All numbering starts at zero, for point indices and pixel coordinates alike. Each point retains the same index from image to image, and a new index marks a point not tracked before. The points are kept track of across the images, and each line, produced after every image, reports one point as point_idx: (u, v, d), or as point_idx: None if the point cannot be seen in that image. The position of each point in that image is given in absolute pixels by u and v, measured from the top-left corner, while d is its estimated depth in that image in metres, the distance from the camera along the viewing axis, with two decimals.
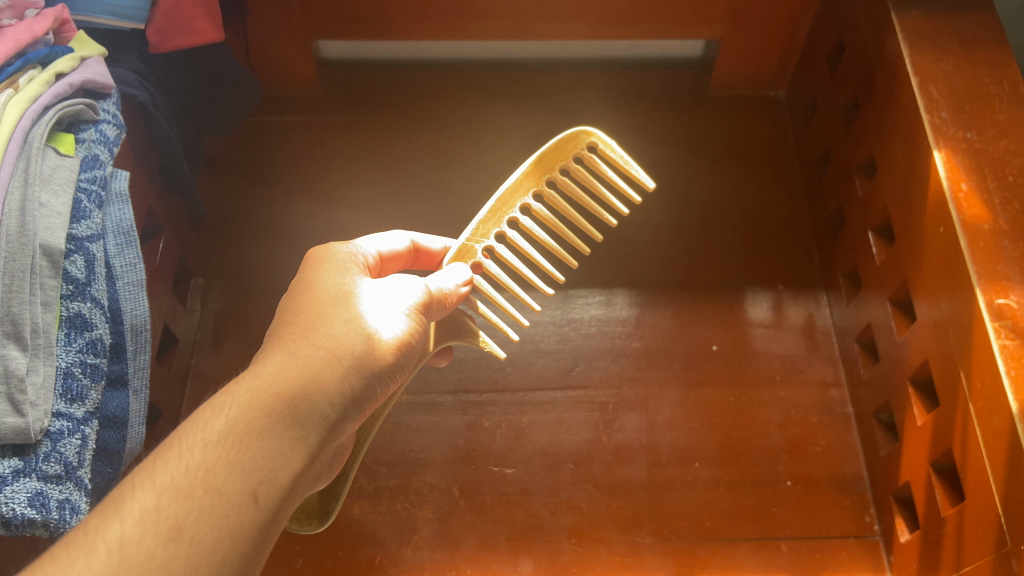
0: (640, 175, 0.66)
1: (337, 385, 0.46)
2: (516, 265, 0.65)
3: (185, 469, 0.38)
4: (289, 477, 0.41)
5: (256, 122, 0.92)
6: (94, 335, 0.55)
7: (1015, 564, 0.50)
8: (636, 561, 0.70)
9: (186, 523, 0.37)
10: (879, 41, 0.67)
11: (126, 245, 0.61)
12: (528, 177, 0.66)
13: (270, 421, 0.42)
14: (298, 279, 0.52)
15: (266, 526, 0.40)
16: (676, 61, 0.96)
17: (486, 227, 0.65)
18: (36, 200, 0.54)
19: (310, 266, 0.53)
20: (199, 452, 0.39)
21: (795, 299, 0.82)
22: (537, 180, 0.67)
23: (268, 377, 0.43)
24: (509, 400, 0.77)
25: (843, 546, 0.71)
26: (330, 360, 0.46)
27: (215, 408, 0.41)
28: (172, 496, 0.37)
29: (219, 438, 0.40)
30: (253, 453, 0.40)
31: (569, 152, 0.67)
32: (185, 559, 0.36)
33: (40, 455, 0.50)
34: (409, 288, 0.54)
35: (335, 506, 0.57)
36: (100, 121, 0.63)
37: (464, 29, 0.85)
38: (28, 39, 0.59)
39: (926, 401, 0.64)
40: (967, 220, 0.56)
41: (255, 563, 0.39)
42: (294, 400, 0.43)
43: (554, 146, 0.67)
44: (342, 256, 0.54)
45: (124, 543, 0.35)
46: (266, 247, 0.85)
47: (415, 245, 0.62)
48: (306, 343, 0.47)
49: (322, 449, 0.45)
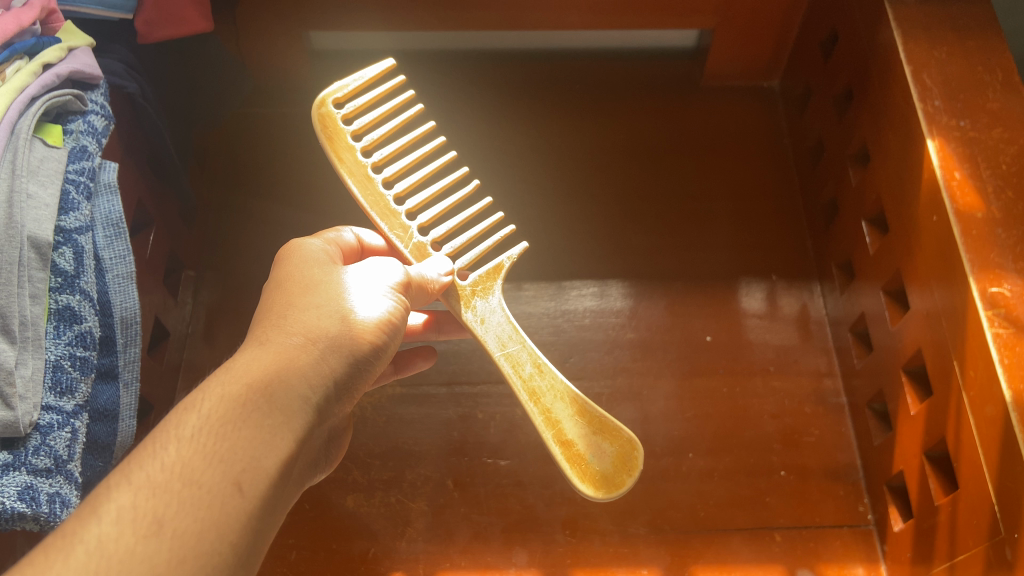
0: (375, 68, 0.64)
1: (315, 368, 0.45)
2: (443, 208, 0.61)
3: (161, 466, 0.38)
4: (273, 464, 0.41)
5: (247, 114, 0.92)
6: (84, 328, 0.55)
7: (1009, 552, 0.50)
8: (630, 552, 0.70)
9: (166, 517, 0.37)
10: (872, 29, 0.67)
11: (115, 237, 0.60)
12: (355, 178, 0.61)
13: (245, 410, 0.41)
14: (273, 277, 0.51)
15: (254, 512, 0.39)
16: (674, 52, 0.96)
17: (401, 230, 0.60)
18: (23, 191, 0.53)
19: (283, 263, 0.52)
20: (173, 449, 0.39)
21: (788, 290, 0.82)
22: (360, 167, 0.61)
23: (239, 369, 0.43)
24: (502, 392, 0.77)
25: (837, 536, 0.71)
26: (305, 345, 0.46)
27: (187, 405, 0.41)
28: (149, 493, 0.37)
29: (193, 433, 0.40)
30: (232, 443, 0.40)
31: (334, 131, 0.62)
32: (169, 553, 0.36)
33: (29, 448, 0.50)
34: (389, 269, 0.53)
35: (624, 431, 0.55)
36: (88, 112, 0.62)
37: (457, 20, 0.84)
38: (15, 30, 0.58)
39: (919, 390, 0.64)
40: (961, 208, 0.55)
41: (246, 552, 0.39)
42: (269, 388, 0.43)
43: (328, 142, 0.61)
44: (314, 250, 0.53)
45: (102, 541, 0.35)
46: (257, 240, 0.85)
47: (361, 241, 0.60)
48: (279, 332, 0.46)
49: (309, 433, 0.44)
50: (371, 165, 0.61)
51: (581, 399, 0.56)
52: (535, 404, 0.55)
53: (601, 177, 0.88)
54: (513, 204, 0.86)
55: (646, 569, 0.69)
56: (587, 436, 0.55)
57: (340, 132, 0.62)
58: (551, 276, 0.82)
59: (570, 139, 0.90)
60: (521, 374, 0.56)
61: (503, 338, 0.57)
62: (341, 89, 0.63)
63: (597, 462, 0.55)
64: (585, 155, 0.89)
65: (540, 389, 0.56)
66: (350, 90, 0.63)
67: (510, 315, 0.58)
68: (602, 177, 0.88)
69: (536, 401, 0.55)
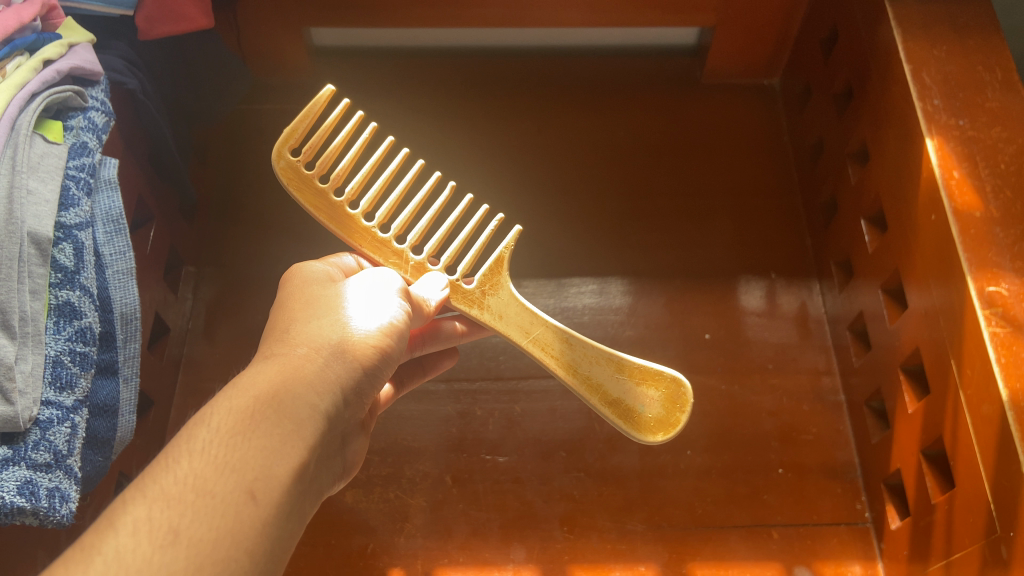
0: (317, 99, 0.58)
1: (321, 376, 0.46)
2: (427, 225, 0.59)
3: (175, 478, 0.38)
4: (285, 471, 0.41)
5: (247, 110, 0.92)
6: (83, 323, 0.55)
7: (1004, 551, 0.50)
8: (627, 548, 0.70)
9: (181, 526, 0.37)
10: (873, 27, 0.67)
11: (115, 233, 0.61)
12: (335, 223, 0.57)
13: (254, 421, 0.42)
14: (279, 298, 0.51)
15: (269, 519, 0.40)
16: (674, 48, 0.96)
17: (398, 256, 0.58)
18: (23, 187, 0.54)
19: (287, 286, 0.52)
20: (186, 462, 0.39)
21: (788, 287, 0.82)
22: (337, 212, 0.57)
23: (246, 382, 0.43)
24: (501, 388, 0.77)
25: (834, 534, 0.71)
26: (309, 355, 0.46)
27: (197, 420, 0.41)
28: (163, 504, 0.37)
29: (204, 446, 0.40)
30: (243, 453, 0.40)
31: (295, 178, 0.57)
32: (186, 561, 0.36)
33: (29, 443, 0.50)
34: (387, 283, 0.53)
35: (664, 372, 0.59)
36: (89, 108, 0.62)
37: (458, 16, 0.84)
38: (15, 26, 0.58)
39: (917, 388, 0.64)
40: (959, 207, 0.55)
41: (263, 559, 0.39)
42: (276, 397, 0.43)
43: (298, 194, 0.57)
44: (317, 270, 0.53)
45: (120, 552, 0.35)
46: (259, 236, 0.85)
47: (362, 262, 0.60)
48: (284, 346, 0.47)
49: (321, 441, 0.44)
50: (348, 207, 0.57)
51: (615, 356, 0.59)
52: (574, 376, 0.58)
53: (600, 174, 0.88)
54: (512, 202, 0.86)
55: (644, 566, 0.69)
56: (630, 387, 0.59)
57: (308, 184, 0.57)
58: (551, 272, 0.82)
59: (569, 135, 0.90)
60: (553, 353, 0.58)
61: (525, 325, 0.59)
62: (291, 132, 0.57)
63: (647, 409, 0.58)
64: (586, 152, 0.89)
65: (575, 360, 0.59)
66: (300, 131, 0.58)
67: (524, 302, 0.59)
68: (601, 174, 0.88)
69: (573, 373, 0.58)
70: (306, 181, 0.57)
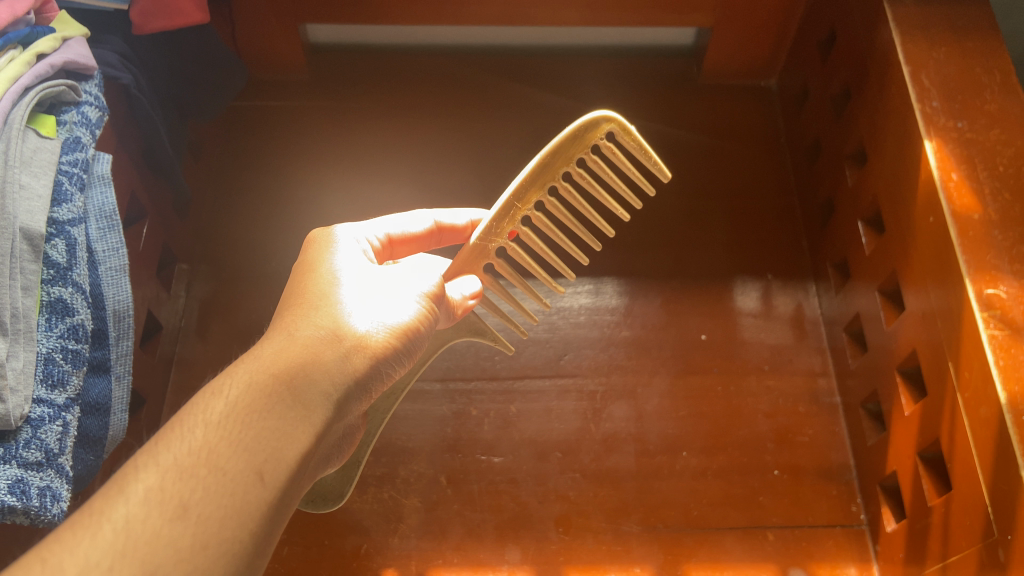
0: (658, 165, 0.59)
1: (339, 364, 0.46)
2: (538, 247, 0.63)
3: (188, 450, 0.39)
4: (294, 456, 0.41)
5: (242, 106, 0.91)
6: (76, 320, 0.54)
7: (1001, 554, 0.50)
8: (623, 550, 0.70)
9: (191, 501, 0.38)
10: (871, 29, 0.67)
11: (108, 230, 0.60)
12: (543, 168, 0.58)
13: (270, 402, 0.42)
14: (302, 259, 0.52)
15: (273, 502, 0.40)
16: (669, 50, 0.96)
17: (499, 225, 0.60)
18: (15, 182, 0.53)
19: (311, 246, 0.53)
20: (201, 433, 0.40)
21: (784, 290, 0.82)
22: (567, 160, 0.58)
23: (267, 358, 0.44)
24: (497, 388, 0.77)
25: (830, 536, 0.71)
26: (331, 340, 0.46)
27: (215, 390, 0.42)
28: (175, 476, 0.38)
29: (220, 420, 0.41)
30: (255, 433, 0.41)
31: (590, 139, 0.58)
32: (193, 537, 0.37)
33: (20, 442, 0.50)
34: (422, 278, 0.53)
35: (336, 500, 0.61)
36: (82, 102, 0.61)
37: (458, 15, 0.84)
38: (8, 19, 0.57)
39: (914, 390, 0.64)
40: (957, 210, 0.55)
41: (266, 541, 0.40)
42: (293, 380, 0.43)
43: (572, 136, 0.57)
44: (341, 233, 0.54)
45: (129, 522, 0.36)
46: (252, 234, 0.84)
47: (439, 224, 0.61)
48: (307, 323, 0.46)
49: (329, 427, 0.45)
50: (566, 177, 0.58)
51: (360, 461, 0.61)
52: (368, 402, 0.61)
53: None
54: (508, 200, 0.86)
55: (639, 567, 0.69)
56: None
57: (583, 146, 0.58)
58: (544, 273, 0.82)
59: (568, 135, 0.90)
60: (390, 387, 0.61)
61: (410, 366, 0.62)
62: (633, 134, 0.58)
63: None
64: None
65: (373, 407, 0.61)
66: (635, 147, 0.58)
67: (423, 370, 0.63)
68: None
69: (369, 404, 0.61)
70: (593, 141, 0.58)
